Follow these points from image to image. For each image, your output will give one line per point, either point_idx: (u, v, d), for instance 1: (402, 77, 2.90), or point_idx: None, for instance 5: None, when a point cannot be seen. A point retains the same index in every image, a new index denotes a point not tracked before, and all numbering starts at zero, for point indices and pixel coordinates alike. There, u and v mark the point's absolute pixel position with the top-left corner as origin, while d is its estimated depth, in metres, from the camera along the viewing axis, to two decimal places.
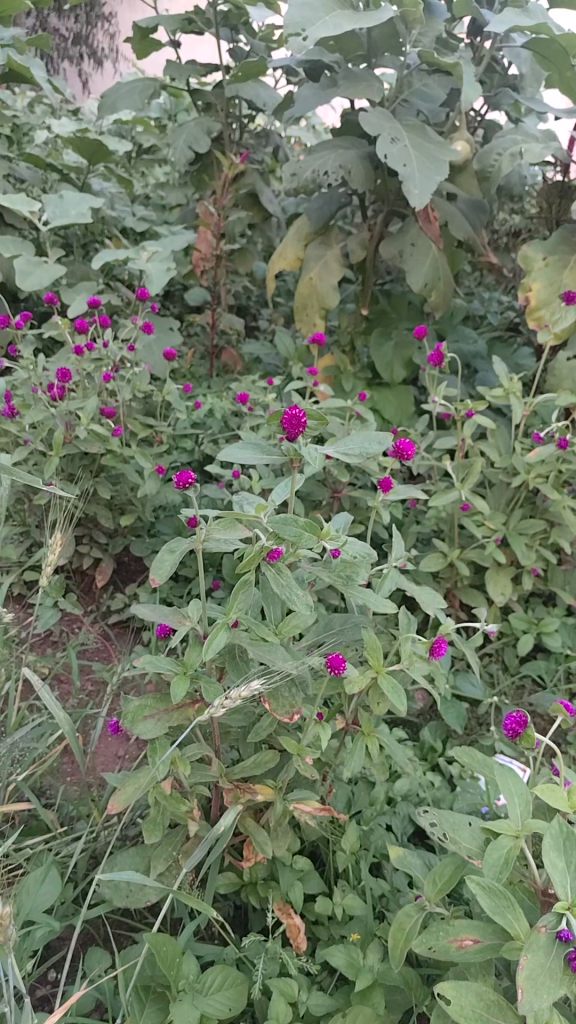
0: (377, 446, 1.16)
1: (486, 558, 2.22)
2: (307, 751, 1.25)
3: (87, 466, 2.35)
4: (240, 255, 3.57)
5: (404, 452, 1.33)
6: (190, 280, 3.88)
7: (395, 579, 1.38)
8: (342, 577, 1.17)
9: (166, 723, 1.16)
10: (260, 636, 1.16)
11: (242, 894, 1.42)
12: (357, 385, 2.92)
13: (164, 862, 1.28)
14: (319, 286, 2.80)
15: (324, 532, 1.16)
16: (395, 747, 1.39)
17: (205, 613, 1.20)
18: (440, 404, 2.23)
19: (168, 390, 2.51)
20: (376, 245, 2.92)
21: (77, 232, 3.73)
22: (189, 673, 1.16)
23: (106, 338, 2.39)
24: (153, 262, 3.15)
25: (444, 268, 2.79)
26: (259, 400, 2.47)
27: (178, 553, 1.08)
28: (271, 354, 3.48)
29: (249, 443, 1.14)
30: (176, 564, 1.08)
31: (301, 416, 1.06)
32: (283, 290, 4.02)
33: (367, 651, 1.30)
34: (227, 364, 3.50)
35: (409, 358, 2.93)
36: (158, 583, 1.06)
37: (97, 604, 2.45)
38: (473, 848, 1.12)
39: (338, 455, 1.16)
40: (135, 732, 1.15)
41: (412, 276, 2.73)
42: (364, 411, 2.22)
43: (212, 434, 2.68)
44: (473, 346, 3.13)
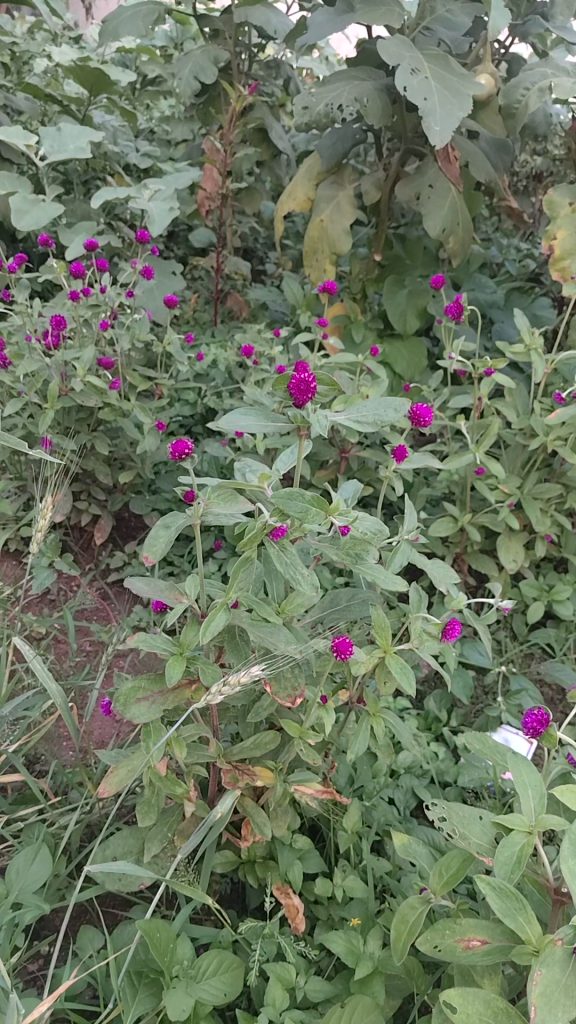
0: (392, 414, 1.06)
1: (499, 523, 2.14)
2: (310, 735, 1.18)
3: (84, 420, 2.25)
4: (247, 194, 3.40)
5: (422, 417, 1.23)
6: (194, 221, 3.72)
7: (406, 553, 1.30)
8: (351, 554, 1.09)
9: (161, 707, 1.09)
10: (262, 617, 1.09)
11: (240, 872, 1.38)
12: (367, 336, 2.80)
13: (159, 844, 1.22)
14: (330, 230, 2.66)
15: (332, 507, 1.07)
16: (403, 728, 1.33)
17: (203, 590, 1.12)
18: (456, 360, 2.12)
19: (170, 339, 2.39)
20: (391, 187, 2.76)
21: (78, 167, 3.56)
22: (186, 654, 1.09)
23: (104, 283, 2.26)
24: (156, 201, 3.00)
25: (463, 213, 2.64)
26: (265, 352, 2.35)
27: (174, 529, 0.99)
28: (278, 301, 3.35)
29: (251, 410, 1.04)
30: (170, 541, 0.99)
31: (311, 381, 0.96)
32: (292, 233, 3.86)
33: (375, 629, 1.23)
34: (232, 310, 3.37)
35: (422, 308, 2.80)
36: (151, 562, 0.98)
37: (95, 562, 2.39)
38: (483, 843, 1.07)
39: (349, 423, 1.06)
40: (127, 716, 1.07)
41: (429, 220, 2.58)
42: (375, 366, 2.11)
43: (216, 386, 2.57)
44: (489, 297, 2.99)
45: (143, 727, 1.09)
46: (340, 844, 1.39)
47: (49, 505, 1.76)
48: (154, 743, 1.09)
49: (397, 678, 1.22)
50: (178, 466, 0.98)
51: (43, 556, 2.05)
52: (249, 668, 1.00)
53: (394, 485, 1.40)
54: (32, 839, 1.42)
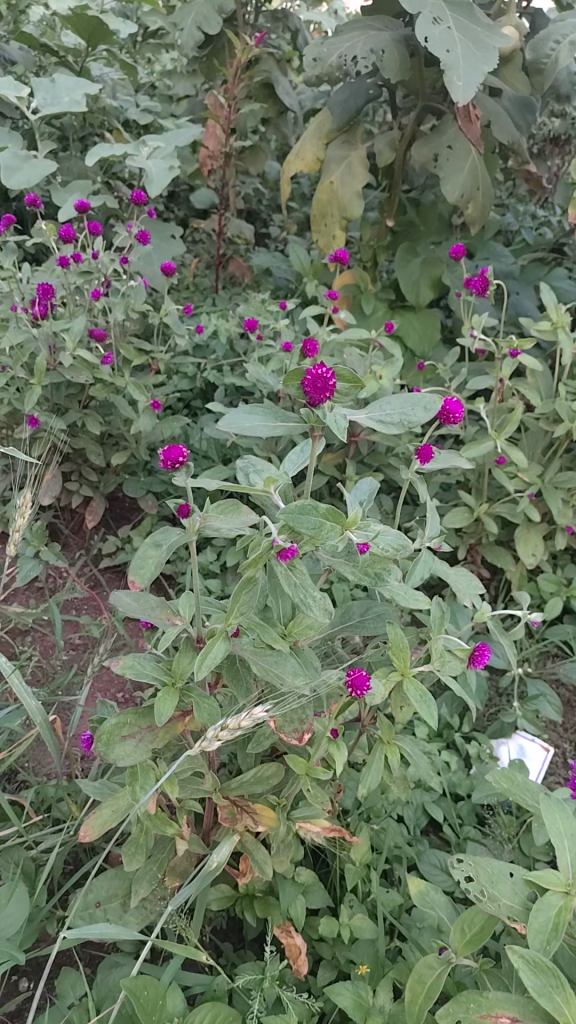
0: (422, 413, 0.91)
1: (518, 515, 1.99)
2: (318, 772, 1.05)
3: (74, 397, 2.10)
4: (251, 153, 3.19)
5: (452, 412, 1.08)
6: (196, 180, 3.51)
7: (428, 565, 1.15)
8: (369, 574, 0.94)
9: (149, 747, 0.95)
10: (266, 644, 0.95)
11: (237, 908, 1.26)
12: (379, 307, 2.63)
13: (148, 886, 1.10)
14: (341, 193, 2.46)
15: (349, 521, 0.92)
16: (420, 758, 1.19)
17: (199, 612, 0.97)
18: (478, 339, 1.96)
19: (167, 309, 2.22)
20: (407, 147, 2.57)
21: (73, 121, 3.34)
22: (179, 685, 0.95)
23: (96, 248, 2.09)
24: (155, 160, 2.80)
25: (485, 177, 2.44)
26: (268, 325, 2.18)
27: (166, 549, 0.84)
28: (282, 266, 3.15)
29: (257, 407, 0.87)
30: (161, 564, 0.84)
31: (331, 378, 0.81)
32: (298, 194, 3.66)
33: (392, 651, 1.10)
34: (234, 275, 3.18)
35: (437, 278, 2.62)
36: (138, 588, 0.83)
37: (87, 547, 2.25)
38: (513, 905, 0.94)
39: (371, 424, 0.91)
40: (110, 758, 0.93)
41: (448, 184, 2.39)
42: (390, 343, 1.94)
43: (216, 360, 2.41)
44: (507, 266, 2.81)
45: (130, 769, 0.95)
46: (348, 876, 1.27)
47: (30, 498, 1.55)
48: (141, 787, 0.96)
49: (416, 708, 1.09)
50: (170, 476, 0.82)
51: (27, 547, 1.89)
52: (252, 709, 0.86)
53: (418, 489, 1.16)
54: (10, 867, 1.30)
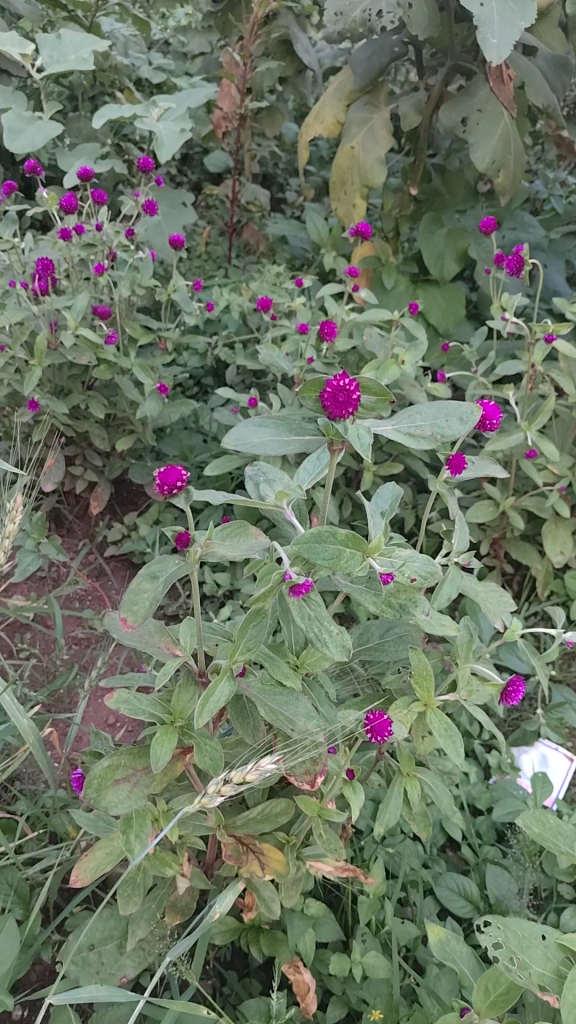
0: (457, 424, 0.79)
1: (546, 509, 1.87)
2: (331, 812, 0.95)
3: (77, 378, 1.99)
4: (268, 115, 3.03)
5: (488, 417, 0.97)
6: (210, 143, 3.34)
7: (456, 583, 1.04)
8: (393, 605, 0.84)
9: (144, 792, 0.86)
10: (276, 682, 0.85)
11: (242, 939, 1.18)
12: (400, 281, 2.49)
13: (146, 927, 1.01)
14: (362, 159, 2.31)
15: (372, 545, 0.81)
16: (442, 792, 1.09)
17: (201, 642, 0.87)
18: (510, 320, 1.82)
19: (175, 284, 2.09)
20: (434, 111, 2.40)
21: (82, 80, 3.17)
22: (178, 725, 0.85)
23: (101, 218, 1.96)
24: (166, 122, 2.65)
25: (517, 143, 2.28)
26: (283, 303, 2.04)
27: (163, 582, 0.74)
28: (299, 235, 3.00)
29: (269, 419, 0.76)
30: (157, 600, 0.73)
31: (355, 392, 0.70)
32: (317, 158, 3.48)
33: (414, 679, 1.00)
34: (249, 243, 3.03)
35: (463, 251, 2.47)
36: (130, 626, 0.73)
37: (92, 534, 2.15)
38: (545, 973, 0.86)
39: (397, 435, 0.80)
40: (100, 806, 0.84)
41: (477, 151, 2.24)
42: (414, 323, 1.81)
43: (228, 337, 2.28)
44: (535, 238, 2.65)
45: (125, 816, 0.86)
46: (361, 910, 1.19)
47: (22, 497, 1.28)
48: (136, 835, 0.86)
49: (440, 742, 0.99)
50: (168, 503, 0.71)
51: (27, 537, 1.80)
52: (259, 762, 0.77)
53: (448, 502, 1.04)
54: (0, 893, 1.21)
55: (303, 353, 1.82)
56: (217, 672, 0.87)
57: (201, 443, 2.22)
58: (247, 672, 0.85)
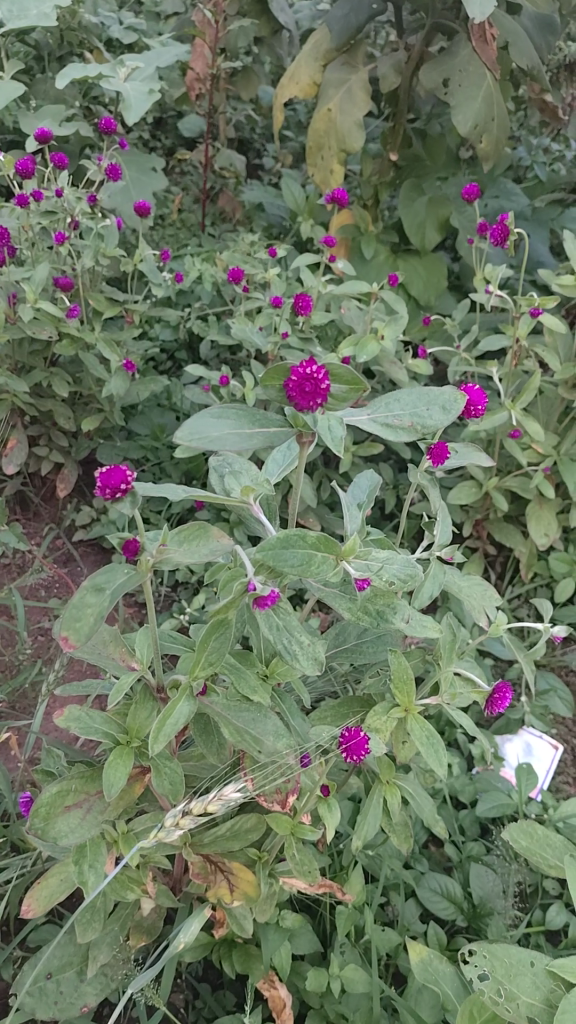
0: (439, 414, 0.71)
1: (531, 490, 1.79)
2: (305, 830, 0.89)
3: (39, 354, 1.89)
4: (243, 77, 2.89)
5: (474, 401, 0.89)
6: (183, 106, 3.20)
7: (438, 579, 0.96)
8: (369, 613, 0.76)
9: (97, 820, 0.79)
10: (242, 697, 0.78)
11: (214, 955, 1.12)
12: (380, 251, 2.39)
13: (109, 953, 0.95)
14: (339, 123, 2.18)
15: (345, 548, 0.73)
16: (424, 801, 1.03)
17: (159, 655, 0.79)
18: (494, 293, 1.73)
19: (142, 255, 1.98)
20: (414, 72, 2.29)
21: (49, 38, 3.00)
22: (135, 745, 0.78)
23: (61, 184, 1.84)
24: (134, 82, 2.50)
25: (501, 106, 2.17)
26: (256, 275, 1.94)
27: (110, 597, 0.66)
28: (276, 203, 2.87)
29: (227, 411, 0.67)
30: (103, 616, 0.65)
31: (324, 380, 0.62)
32: (294, 122, 3.34)
33: (394, 684, 0.93)
34: (224, 210, 2.90)
35: (444, 220, 2.38)
36: (72, 647, 0.65)
37: (59, 518, 2.05)
38: (534, 1002, 0.82)
39: (374, 427, 0.72)
40: (49, 838, 0.77)
41: (459, 114, 2.13)
42: (394, 296, 1.72)
43: (201, 310, 2.18)
44: (519, 206, 2.55)
45: (78, 845, 0.80)
46: (338, 922, 1.12)
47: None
48: (90, 866, 0.80)
49: (421, 751, 0.93)
50: (112, 508, 0.62)
51: None
52: (222, 790, 0.71)
53: (429, 494, 0.95)
54: None
55: (277, 327, 1.72)
56: (177, 687, 0.79)
57: (173, 421, 2.13)
58: (210, 688, 0.77)
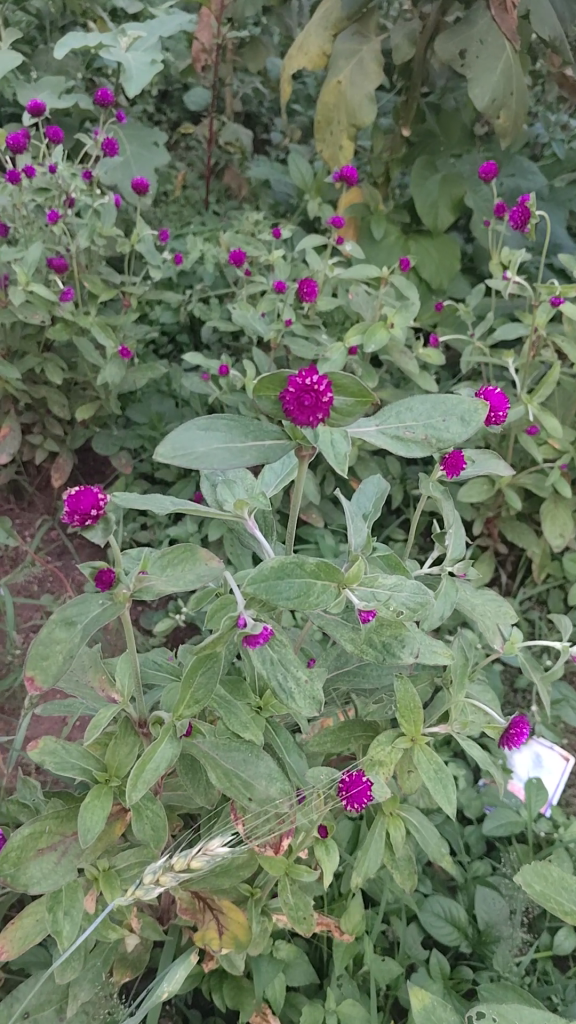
0: (457, 427, 0.63)
1: (545, 488, 1.71)
2: (301, 872, 0.82)
3: (32, 338, 1.80)
4: (251, 48, 2.77)
5: (494, 408, 0.80)
6: (189, 77, 3.07)
7: (450, 599, 0.89)
8: (374, 646, 0.69)
9: (73, 865, 0.71)
10: (231, 737, 0.70)
11: (204, 986, 1.05)
12: (390, 232, 2.29)
13: (90, 993, 0.88)
14: (350, 96, 2.07)
15: (349, 574, 0.66)
16: (428, 833, 0.95)
17: (141, 687, 0.72)
18: (512, 280, 1.64)
19: (141, 235, 1.88)
20: (429, 42, 2.17)
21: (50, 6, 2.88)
22: (114, 784, 0.71)
23: (55, 160, 1.75)
24: (136, 52, 2.39)
25: (520, 78, 2.07)
26: (260, 257, 1.84)
27: (81, 632, 0.59)
28: (283, 180, 2.77)
29: (217, 423, 0.60)
30: (74, 654, 0.58)
31: (326, 393, 0.54)
32: (304, 95, 3.21)
33: (399, 713, 0.85)
34: (230, 186, 2.80)
35: (458, 200, 2.27)
36: (38, 690, 0.57)
37: (54, 509, 1.97)
38: None
39: (383, 440, 0.64)
40: (19, 886, 0.69)
41: (477, 88, 2.01)
42: (406, 282, 1.63)
43: (204, 293, 2.08)
44: (537, 186, 2.44)
45: (53, 890, 0.73)
46: (335, 953, 1.06)
47: None
48: (65, 914, 0.72)
49: (429, 785, 0.86)
50: (82, 536, 0.56)
51: None
52: (207, 844, 0.63)
53: (442, 508, 0.87)
54: None
55: (281, 314, 1.63)
56: (161, 723, 0.72)
57: (172, 409, 2.04)
58: (197, 726, 0.70)
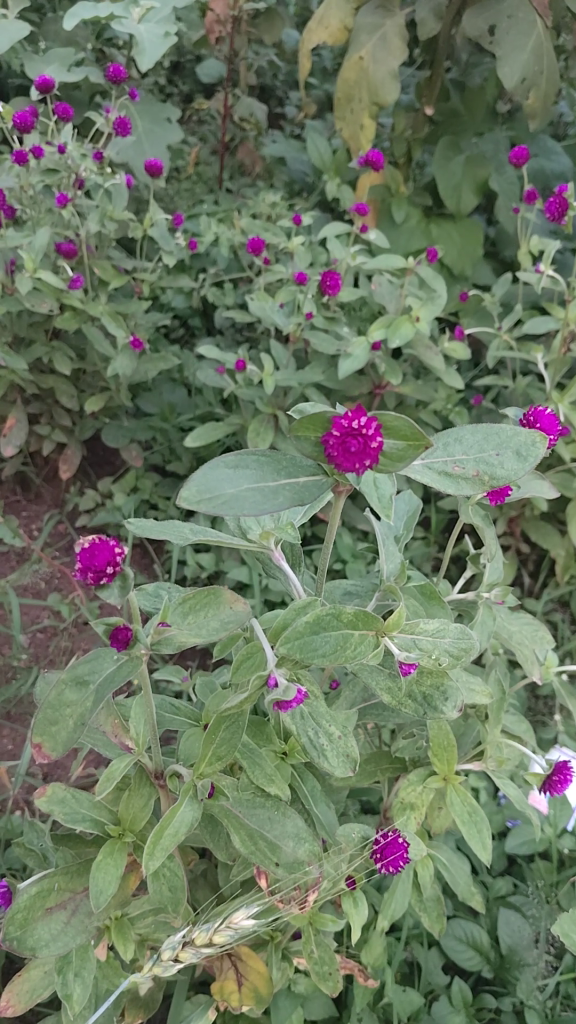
0: (512, 462, 0.56)
1: (572, 488, 1.64)
2: (325, 922, 0.77)
3: (40, 326, 1.73)
4: (267, 19, 2.66)
5: (545, 433, 0.73)
6: (201, 49, 2.96)
7: (484, 632, 0.85)
8: (416, 698, 0.63)
9: (83, 925, 0.67)
10: (257, 792, 0.65)
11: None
12: (412, 216, 2.21)
13: None
14: (372, 72, 1.97)
15: (388, 622, 0.60)
16: (458, 872, 0.92)
17: (157, 736, 0.66)
18: (544, 271, 1.56)
19: (152, 219, 1.80)
20: (456, 17, 2.06)
21: None
22: (129, 839, 0.66)
23: (63, 140, 1.67)
24: (149, 24, 2.28)
25: (551, 56, 1.96)
26: (277, 243, 1.77)
27: (94, 695, 0.54)
28: (299, 157, 2.67)
29: (246, 461, 0.53)
30: (86, 720, 0.55)
31: (375, 438, 0.49)
32: (320, 68, 3.10)
33: (432, 750, 0.80)
34: (243, 163, 2.70)
35: (482, 182, 2.18)
36: (48, 756, 0.53)
37: (62, 502, 1.91)
38: None
39: (428, 477, 0.58)
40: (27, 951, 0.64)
41: (506, 66, 1.92)
42: (433, 272, 1.55)
43: (217, 278, 2.01)
44: (563, 168, 2.34)
45: (61, 951, 0.68)
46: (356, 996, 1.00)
47: None
48: (76, 975, 0.68)
49: (462, 828, 0.80)
50: (96, 595, 0.54)
51: None
52: (232, 916, 0.59)
53: (481, 536, 0.81)
54: None
55: (301, 305, 1.56)
56: (179, 776, 0.67)
57: (185, 398, 1.98)
58: (219, 783, 0.65)
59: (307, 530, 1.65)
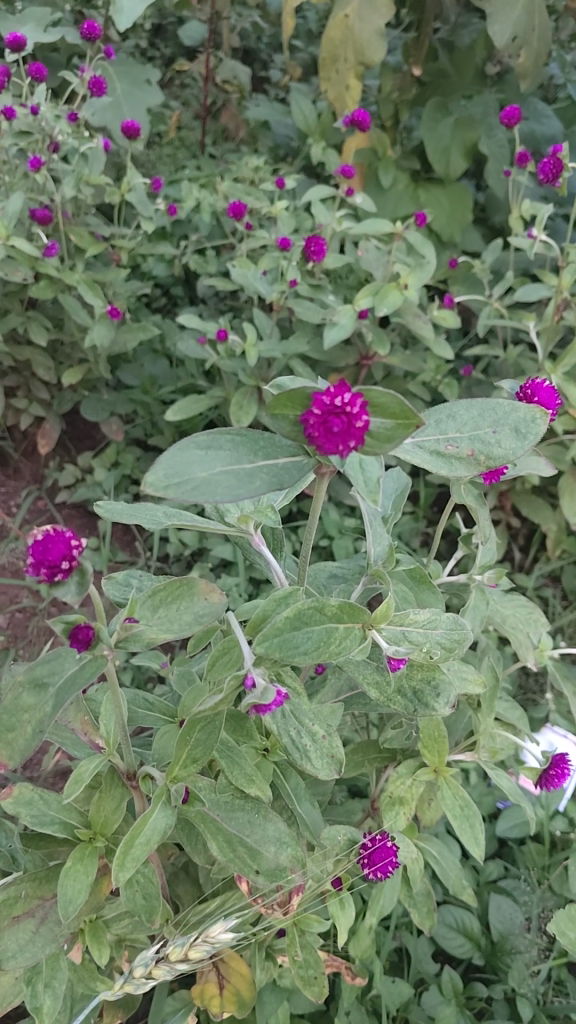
0: (509, 441, 0.51)
1: (565, 462, 1.60)
2: (310, 922, 0.73)
3: (14, 295, 1.66)
4: None
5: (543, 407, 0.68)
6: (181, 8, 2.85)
7: (477, 619, 0.81)
8: (406, 694, 0.59)
9: (52, 934, 0.63)
10: (237, 793, 0.61)
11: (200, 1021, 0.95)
12: (399, 180, 2.13)
13: None
14: (358, 31, 1.85)
15: (375, 614, 0.55)
16: (447, 865, 0.89)
17: (128, 734, 0.62)
18: (536, 237, 1.50)
19: (130, 183, 1.73)
20: None
21: None
22: (100, 844, 0.62)
23: (34, 99, 1.59)
24: None
25: (544, 12, 1.88)
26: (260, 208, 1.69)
27: (53, 698, 0.50)
28: (283, 121, 2.58)
29: (219, 442, 0.48)
30: (45, 726, 0.50)
31: (360, 415, 0.44)
32: (305, 27, 2.99)
33: (423, 743, 0.76)
34: (226, 127, 2.61)
35: (472, 145, 2.11)
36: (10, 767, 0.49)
37: (41, 478, 1.85)
38: None
39: (419, 457, 0.53)
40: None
41: (497, 23, 1.83)
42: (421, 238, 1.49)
43: (198, 246, 1.93)
44: (556, 131, 2.27)
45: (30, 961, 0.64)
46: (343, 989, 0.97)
47: None
48: (46, 986, 0.65)
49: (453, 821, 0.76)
50: (51, 592, 0.49)
51: None
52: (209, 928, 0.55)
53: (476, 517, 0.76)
54: None
55: (285, 273, 1.50)
56: (152, 779, 0.63)
57: (166, 370, 1.91)
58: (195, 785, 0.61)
59: (293, 507, 1.60)
